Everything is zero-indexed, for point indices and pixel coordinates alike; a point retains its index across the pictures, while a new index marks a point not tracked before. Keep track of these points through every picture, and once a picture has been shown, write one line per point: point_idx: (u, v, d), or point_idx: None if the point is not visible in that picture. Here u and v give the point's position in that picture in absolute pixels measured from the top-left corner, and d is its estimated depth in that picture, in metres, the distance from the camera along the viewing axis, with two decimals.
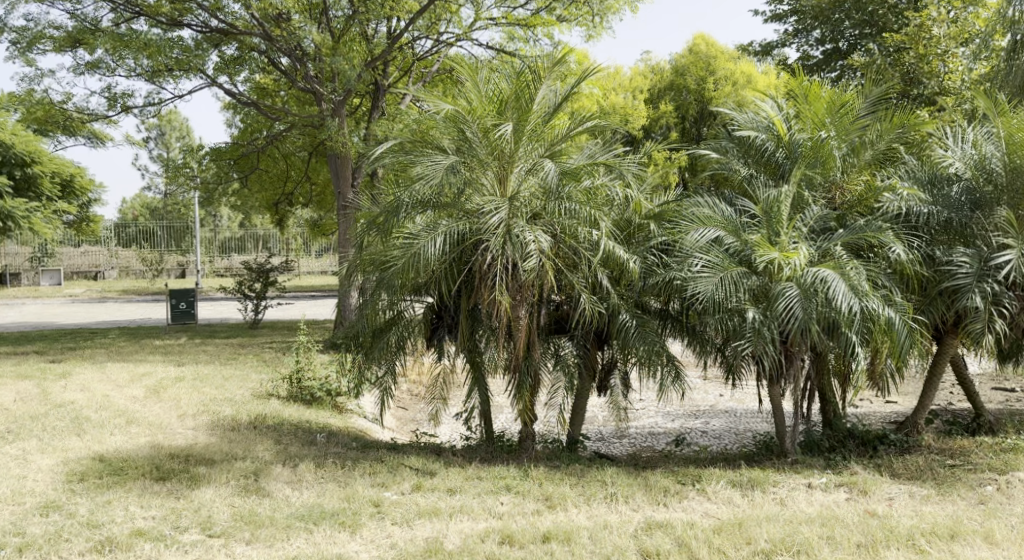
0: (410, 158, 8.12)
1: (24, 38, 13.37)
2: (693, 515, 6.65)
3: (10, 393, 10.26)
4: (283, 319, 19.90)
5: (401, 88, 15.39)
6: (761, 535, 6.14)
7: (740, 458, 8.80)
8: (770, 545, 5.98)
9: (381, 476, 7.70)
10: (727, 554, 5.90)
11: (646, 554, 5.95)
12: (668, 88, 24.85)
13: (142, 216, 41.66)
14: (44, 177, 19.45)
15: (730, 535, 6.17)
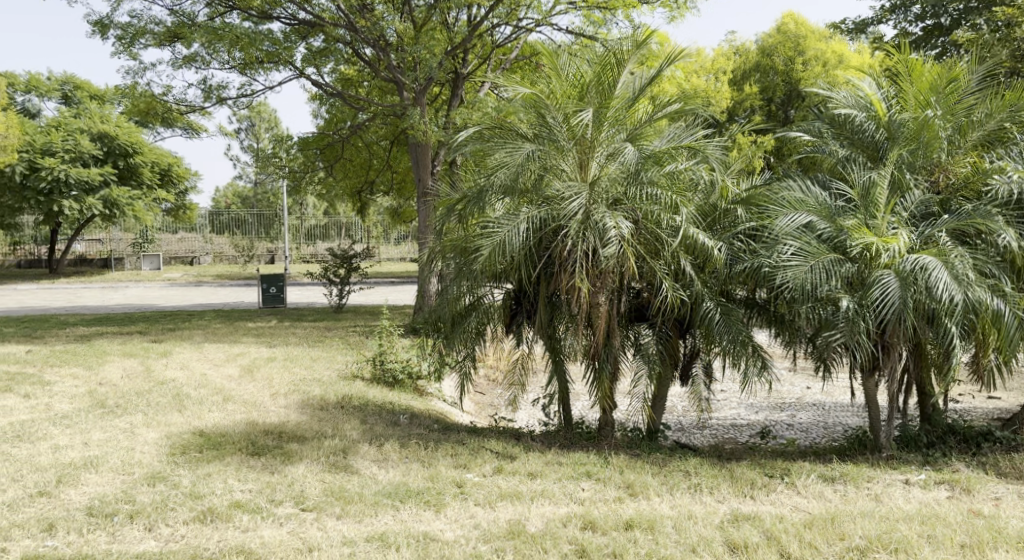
0: (489, 145, 8.11)
1: (128, 33, 13.90)
2: (782, 509, 6.55)
3: (117, 369, 10.77)
4: (366, 304, 20.33)
5: (480, 76, 15.46)
6: (856, 531, 6.01)
7: (832, 452, 8.58)
8: (866, 542, 5.86)
9: (463, 458, 7.80)
10: (819, 549, 5.80)
11: (733, 545, 5.90)
12: (754, 69, 24.50)
13: (234, 204, 43.10)
14: (142, 165, 28.97)
15: (823, 530, 6.06)
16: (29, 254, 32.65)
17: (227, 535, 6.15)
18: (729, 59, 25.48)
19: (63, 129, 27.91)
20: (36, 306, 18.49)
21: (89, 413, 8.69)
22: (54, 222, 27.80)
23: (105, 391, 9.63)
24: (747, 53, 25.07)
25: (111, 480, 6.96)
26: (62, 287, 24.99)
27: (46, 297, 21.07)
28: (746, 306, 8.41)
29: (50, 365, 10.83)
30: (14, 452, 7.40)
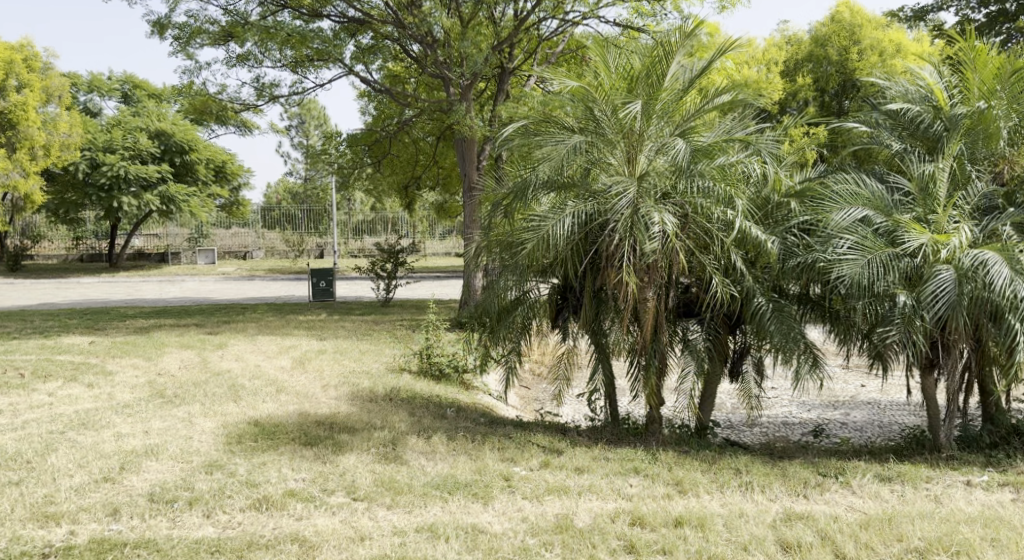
0: (535, 139, 8.10)
1: (185, 34, 14.22)
2: (836, 509, 6.49)
3: (175, 360, 11.03)
4: (415, 298, 20.52)
5: (526, 69, 15.34)
6: (914, 533, 5.94)
7: (889, 452, 8.47)
8: (925, 544, 5.79)
9: (510, 452, 7.85)
10: (876, 550, 5.75)
11: (785, 544, 5.88)
12: (807, 59, 24.21)
13: (284, 200, 43.75)
14: (197, 162, 29.68)
15: (880, 531, 6.00)
16: (89, 248, 33.55)
17: (281, 522, 6.29)
18: (782, 50, 25.20)
19: (122, 127, 28.66)
20: (97, 299, 19.01)
21: (149, 403, 8.92)
22: (113, 218, 28.52)
23: (164, 381, 9.88)
24: (799, 43, 24.77)
25: (170, 467, 7.14)
26: (121, 280, 25.65)
27: (107, 291, 21.63)
28: (798, 302, 8.30)
29: (111, 356, 11.14)
30: (78, 440, 7.63)
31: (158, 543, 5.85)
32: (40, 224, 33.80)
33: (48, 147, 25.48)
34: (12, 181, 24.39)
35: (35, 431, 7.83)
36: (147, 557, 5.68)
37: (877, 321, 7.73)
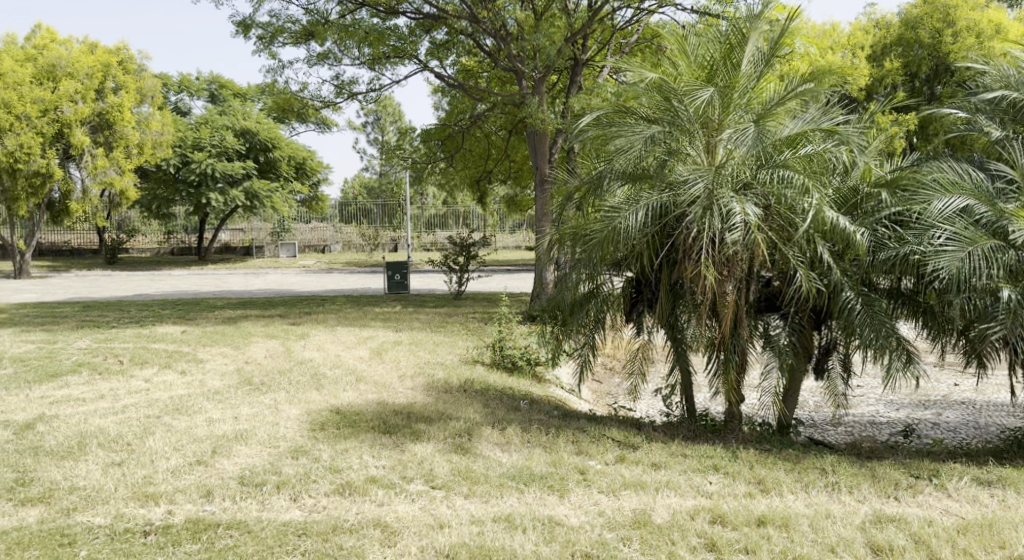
0: (609, 131, 8.11)
1: (268, 34, 14.74)
2: (930, 512, 6.35)
3: (261, 349, 11.42)
4: (488, 291, 20.67)
5: (600, 61, 15.40)
6: (1017, 540, 5.83)
7: (987, 454, 8.26)
8: None
9: (585, 445, 7.81)
10: (974, 557, 5.66)
11: (875, 547, 5.80)
12: (897, 42, 23.67)
13: (360, 195, 44.67)
14: (281, 160, 30.71)
15: (979, 537, 5.90)
16: (180, 242, 34.91)
17: (364, 507, 6.48)
18: (869, 34, 24.67)
19: (210, 126, 29.71)
20: (188, 290, 19.79)
21: (238, 390, 9.26)
22: (202, 213, 29.54)
23: (251, 369, 10.25)
24: (888, 27, 24.24)
25: (259, 452, 7.42)
26: (209, 272, 26.55)
27: (197, 282, 22.49)
28: (890, 297, 7.96)
29: (202, 344, 11.59)
30: (173, 424, 7.99)
31: (248, 525, 6.09)
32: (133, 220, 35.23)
33: (142, 145, 26.70)
34: (109, 178, 25.48)
35: (134, 415, 8.22)
36: (238, 538, 5.92)
37: (978, 317, 7.53)
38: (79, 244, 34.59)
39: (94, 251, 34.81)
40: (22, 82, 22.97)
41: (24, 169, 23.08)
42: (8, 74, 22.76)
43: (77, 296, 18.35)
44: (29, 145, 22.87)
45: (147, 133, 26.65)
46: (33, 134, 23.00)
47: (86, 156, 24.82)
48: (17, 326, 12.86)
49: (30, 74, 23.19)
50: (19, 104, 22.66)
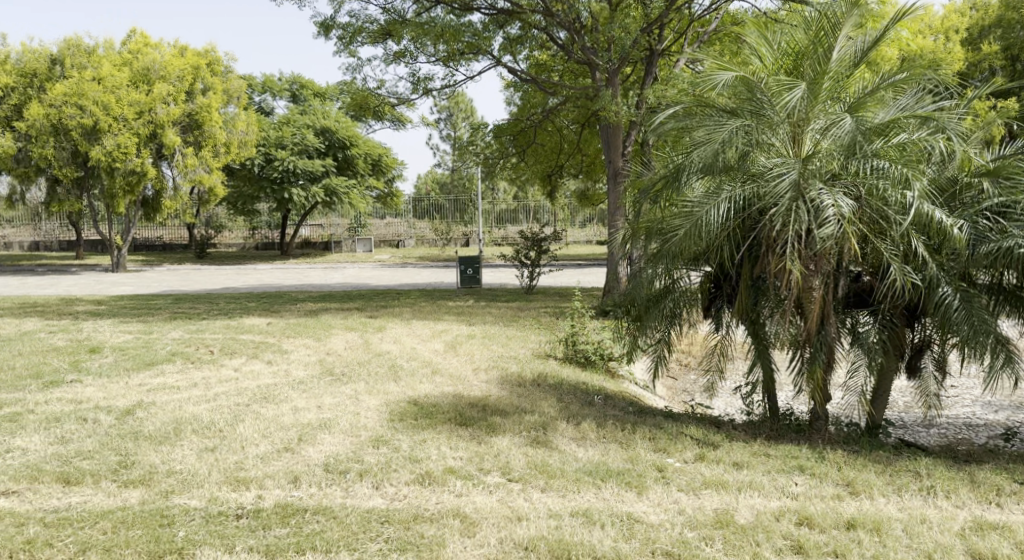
0: (689, 123, 8.02)
1: (348, 33, 15.13)
2: None
3: (341, 341, 11.69)
4: (561, 285, 20.69)
5: (676, 51, 15.15)
6: None
7: None
8: None
9: (663, 442, 7.74)
10: None
11: (976, 555, 5.67)
12: (997, 25, 23.29)
13: (433, 191, 45.31)
14: (357, 157, 31.24)
15: None
16: (264, 238, 35.87)
17: (443, 497, 6.59)
18: (964, 18, 24.29)
19: (292, 125, 30.51)
20: (271, 283, 20.37)
21: (320, 380, 9.50)
22: (284, 209, 30.39)
23: (333, 360, 10.51)
24: (988, 9, 23.86)
25: (342, 440, 7.61)
26: (291, 267, 27.23)
27: (278, 276, 23.12)
28: (989, 292, 7.65)
29: (286, 335, 11.91)
30: (261, 412, 8.25)
31: (333, 510, 6.26)
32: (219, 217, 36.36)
33: (228, 145, 27.33)
34: (198, 176, 26.31)
35: (224, 402, 8.51)
36: (325, 523, 6.08)
37: None
38: (169, 240, 35.93)
39: (183, 245, 36.04)
40: (120, 85, 23.93)
41: (121, 167, 24.07)
42: (107, 78, 23.82)
43: (169, 288, 19.12)
44: (126, 145, 23.80)
45: (233, 132, 27.32)
46: (130, 135, 23.95)
47: (177, 155, 25.64)
48: (115, 317, 13.43)
49: (126, 77, 24.17)
50: (117, 106, 23.64)
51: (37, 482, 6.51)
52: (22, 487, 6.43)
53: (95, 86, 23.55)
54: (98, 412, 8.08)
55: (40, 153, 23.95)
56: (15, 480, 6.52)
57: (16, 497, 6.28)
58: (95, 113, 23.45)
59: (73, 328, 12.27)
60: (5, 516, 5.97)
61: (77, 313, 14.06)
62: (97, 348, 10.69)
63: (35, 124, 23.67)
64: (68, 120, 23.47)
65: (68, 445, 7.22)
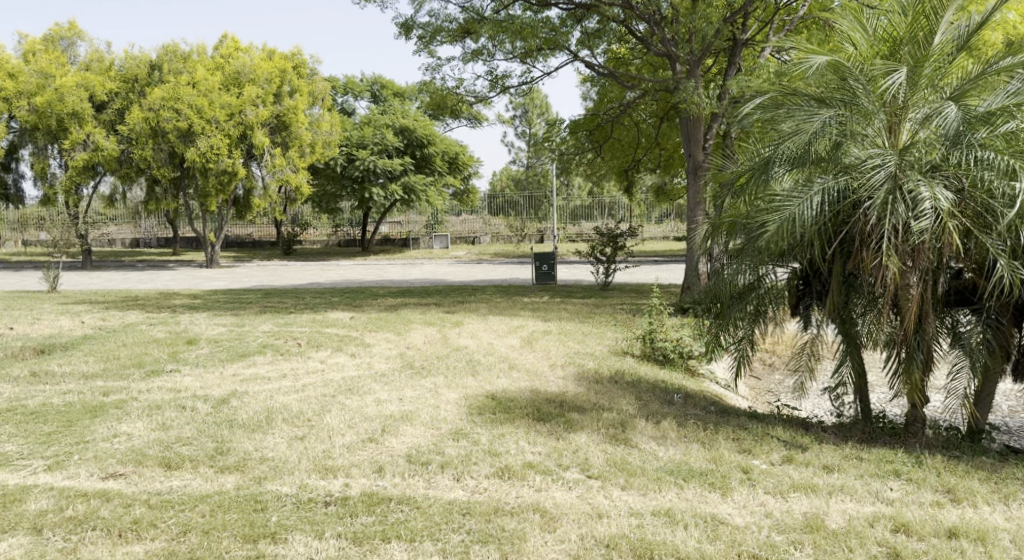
0: (777, 114, 7.82)
1: (427, 33, 15.30)
2: None
3: (420, 336, 11.81)
4: (637, 282, 20.49)
5: (761, 41, 14.75)
6: None
7: None
8: None
9: (748, 443, 7.58)
10: None
11: None
12: None
13: (509, 187, 45.54)
14: (435, 155, 31.55)
15: None
16: (345, 235, 36.55)
17: (522, 492, 6.58)
18: None
19: (372, 125, 31.19)
20: (352, 279, 20.72)
21: (402, 373, 9.62)
22: (365, 207, 30.92)
23: (413, 354, 10.62)
24: None
25: (423, 432, 7.67)
26: (371, 263, 27.64)
27: (359, 272, 23.50)
28: None
29: (368, 329, 12.08)
30: (346, 403, 8.38)
31: (416, 501, 6.32)
32: (303, 214, 37.18)
33: (314, 145, 27.91)
34: (285, 176, 26.79)
35: (312, 393, 8.68)
36: (409, 513, 6.15)
37: None
38: (259, 237, 36.96)
39: (271, 243, 36.96)
40: (213, 89, 24.86)
41: (214, 168, 24.87)
42: (202, 81, 24.78)
43: (259, 284, 19.67)
44: (218, 145, 24.63)
45: (318, 133, 27.97)
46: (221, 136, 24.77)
47: (266, 155, 26.36)
48: (208, 310, 13.83)
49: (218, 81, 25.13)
50: (209, 109, 24.48)
51: (141, 466, 6.74)
52: (127, 470, 6.66)
53: (190, 90, 24.38)
54: (196, 400, 8.33)
55: (141, 154, 24.78)
56: (122, 463, 6.76)
57: (122, 480, 6.51)
58: (190, 117, 24.25)
59: (171, 320, 12.69)
60: (113, 497, 6.19)
61: (174, 306, 14.54)
62: (194, 340, 11.02)
63: (134, 127, 24.53)
64: (165, 123, 24.20)
65: (169, 431, 7.45)
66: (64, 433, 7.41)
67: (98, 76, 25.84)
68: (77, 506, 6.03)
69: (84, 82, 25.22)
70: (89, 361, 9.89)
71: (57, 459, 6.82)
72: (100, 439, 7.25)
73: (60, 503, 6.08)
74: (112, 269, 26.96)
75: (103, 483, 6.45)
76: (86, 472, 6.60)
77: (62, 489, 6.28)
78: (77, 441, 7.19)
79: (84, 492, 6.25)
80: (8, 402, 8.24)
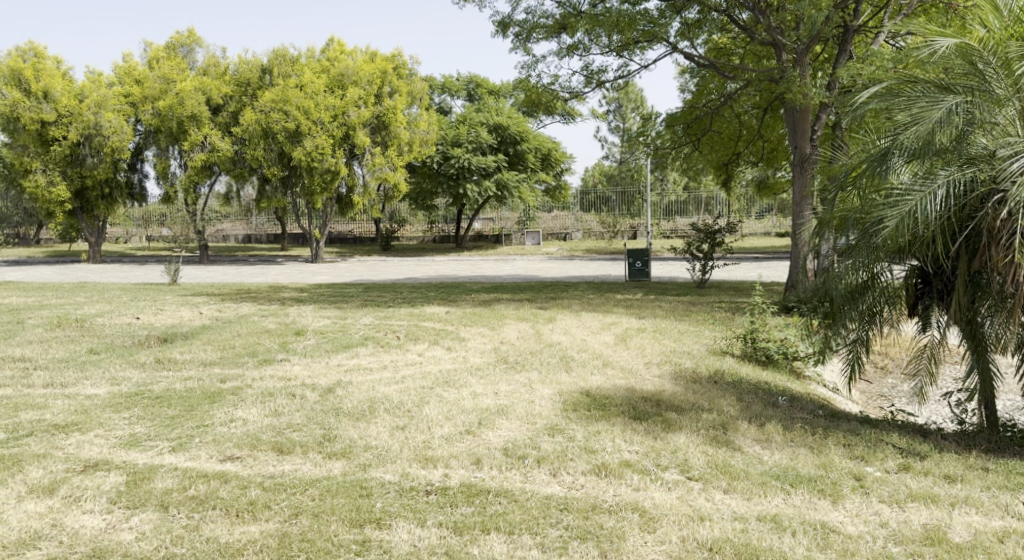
0: (897, 102, 7.44)
1: (524, 30, 15.31)
2: None
3: (514, 331, 11.77)
4: (736, 279, 20.06)
5: (875, 28, 14.09)
6: None
7: None
8: None
9: (860, 449, 7.23)
10: None
11: None
12: None
13: (601, 183, 45.38)
14: (528, 151, 31.50)
15: None
16: (440, 231, 36.98)
17: (621, 490, 6.43)
18: None
19: (467, 123, 31.44)
20: (448, 275, 20.88)
21: (496, 367, 9.59)
22: (459, 204, 31.19)
23: (507, 349, 10.58)
24: None
25: (519, 427, 7.61)
26: (466, 259, 27.78)
27: (454, 268, 23.69)
28: None
29: (463, 324, 12.12)
30: (444, 395, 8.40)
31: (514, 494, 6.26)
32: (401, 210, 37.79)
33: (411, 143, 28.24)
34: (384, 173, 27.11)
35: (411, 385, 8.74)
36: (507, 505, 6.10)
37: None
38: (359, 233, 37.77)
39: (370, 239, 37.71)
40: (319, 91, 25.46)
41: (318, 167, 25.47)
42: (308, 84, 25.41)
43: (358, 278, 20.04)
44: (322, 145, 25.23)
45: (415, 131, 28.36)
46: (326, 136, 25.40)
47: (367, 155, 26.74)
48: (314, 303, 14.13)
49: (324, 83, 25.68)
50: (315, 111, 25.10)
51: (255, 450, 6.89)
52: (243, 453, 6.81)
53: (298, 92, 25.05)
54: (305, 389, 8.49)
55: (253, 155, 25.74)
56: (238, 447, 6.93)
57: (239, 462, 6.66)
58: (297, 118, 24.97)
59: (280, 312, 13.02)
60: (230, 479, 6.34)
61: (283, 299, 14.92)
62: (302, 331, 11.26)
63: (248, 128, 25.45)
64: (274, 125, 25.07)
65: (280, 417, 7.60)
66: (185, 416, 7.64)
67: (216, 80, 27.01)
68: (198, 486, 6.20)
69: (201, 86, 26.34)
70: (206, 349, 10.21)
71: (180, 442, 7.03)
72: (218, 423, 7.45)
73: (183, 482, 6.26)
74: (226, 263, 27.90)
75: (222, 465, 6.62)
76: (205, 454, 6.78)
77: (185, 470, 6.47)
78: (197, 425, 7.41)
79: (204, 473, 6.43)
80: (136, 386, 8.56)
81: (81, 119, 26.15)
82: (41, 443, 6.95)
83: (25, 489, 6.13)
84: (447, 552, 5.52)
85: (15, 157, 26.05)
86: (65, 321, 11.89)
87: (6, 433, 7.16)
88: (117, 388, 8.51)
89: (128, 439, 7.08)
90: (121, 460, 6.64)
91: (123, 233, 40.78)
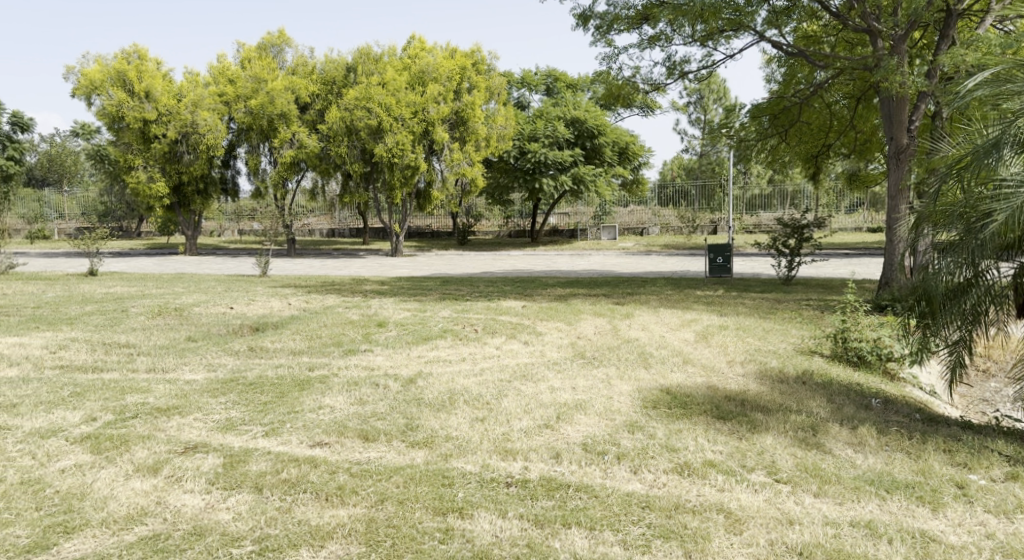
0: (1011, 90, 7.06)
1: (605, 22, 15.13)
2: None
3: (592, 326, 11.63)
4: (824, 277, 19.40)
5: (980, 12, 13.44)
6: None
7: None
8: None
9: (961, 455, 6.90)
10: None
11: None
12: None
13: (681, 177, 44.61)
14: (605, 145, 31.31)
15: None
16: (516, 226, 36.94)
17: (705, 490, 6.27)
18: None
19: (543, 118, 31.51)
20: (525, 269, 20.82)
21: (574, 362, 9.50)
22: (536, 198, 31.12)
23: (585, 344, 10.47)
24: None
25: (598, 422, 7.51)
26: (542, 254, 27.68)
27: (529, 262, 23.63)
28: None
29: (541, 318, 12.05)
30: (523, 389, 8.35)
31: (596, 490, 6.17)
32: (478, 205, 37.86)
33: (489, 138, 28.29)
34: (463, 168, 27.07)
35: (490, 378, 8.72)
36: (588, 501, 6.02)
37: None
38: (437, 228, 38.03)
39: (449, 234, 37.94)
40: (401, 88, 25.74)
41: (399, 163, 25.72)
42: (391, 81, 25.74)
43: (436, 272, 20.14)
44: (403, 142, 25.48)
45: (493, 127, 28.42)
46: (406, 133, 25.60)
47: (446, 150, 26.85)
48: (395, 296, 14.26)
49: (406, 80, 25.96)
50: (397, 107, 25.42)
51: (343, 437, 6.96)
52: (331, 440, 6.90)
53: (381, 90, 25.41)
54: (387, 379, 8.57)
55: (337, 152, 26.34)
56: (326, 433, 7.02)
57: (327, 448, 6.75)
58: (380, 115, 25.31)
59: (363, 304, 13.18)
60: (320, 464, 6.42)
61: (365, 291, 15.10)
62: (384, 323, 11.36)
63: (333, 126, 26.05)
64: (358, 122, 25.47)
65: (366, 406, 7.67)
66: (277, 403, 7.78)
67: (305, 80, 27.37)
68: (290, 471, 6.29)
69: (291, 84, 26.91)
70: (295, 338, 10.39)
71: (273, 426, 7.17)
72: (307, 410, 7.56)
73: (276, 466, 6.37)
74: (310, 256, 28.46)
75: (312, 450, 6.71)
76: (296, 439, 6.89)
77: (278, 454, 6.58)
78: (289, 411, 7.54)
79: (295, 457, 6.53)
80: (230, 373, 8.76)
81: (179, 117, 26.96)
82: (145, 425, 7.16)
83: (132, 468, 6.32)
84: (530, 544, 5.50)
85: (119, 154, 27.18)
86: (163, 310, 12.28)
87: (113, 414, 7.40)
88: (212, 375, 8.73)
89: (224, 422, 7.25)
90: (218, 442, 6.80)
91: (215, 227, 42.00)
